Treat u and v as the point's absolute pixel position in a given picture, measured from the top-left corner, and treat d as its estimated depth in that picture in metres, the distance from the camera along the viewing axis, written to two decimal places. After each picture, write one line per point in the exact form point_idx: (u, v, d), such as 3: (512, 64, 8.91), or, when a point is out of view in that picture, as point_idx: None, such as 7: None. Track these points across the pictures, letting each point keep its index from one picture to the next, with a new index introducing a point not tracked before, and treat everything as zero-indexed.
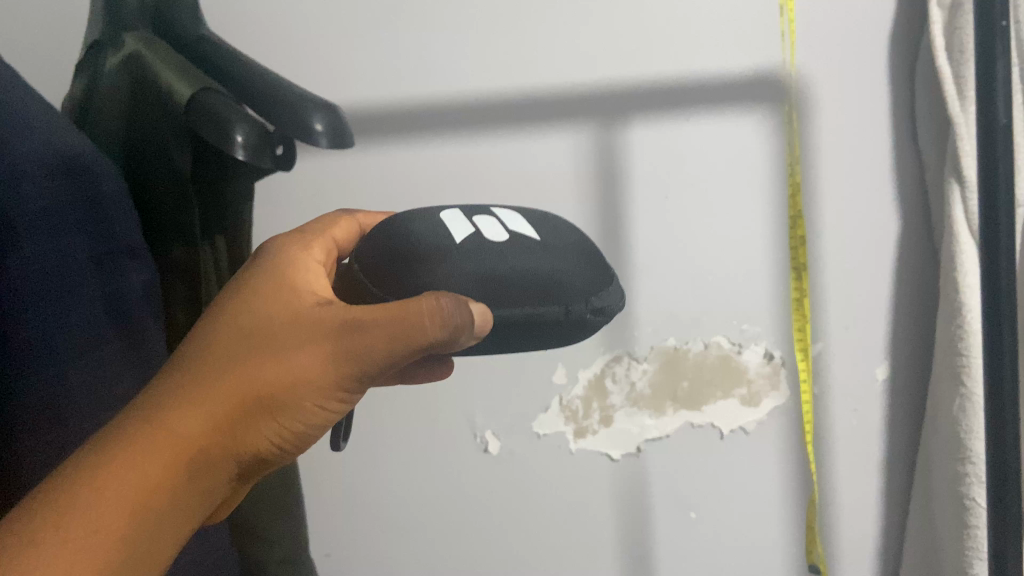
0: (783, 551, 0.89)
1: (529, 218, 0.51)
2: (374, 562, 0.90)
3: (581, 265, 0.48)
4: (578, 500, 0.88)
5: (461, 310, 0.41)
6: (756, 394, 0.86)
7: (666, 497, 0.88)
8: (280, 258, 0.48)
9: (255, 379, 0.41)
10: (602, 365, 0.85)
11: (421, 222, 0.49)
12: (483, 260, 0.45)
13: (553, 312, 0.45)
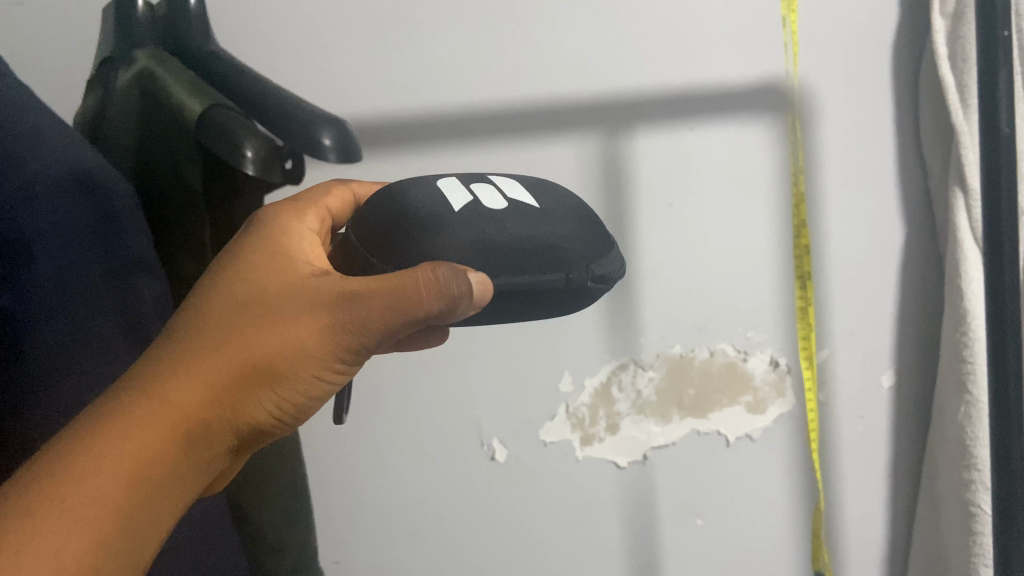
0: (790, 555, 0.90)
1: (524, 184, 0.52)
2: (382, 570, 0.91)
3: (579, 232, 0.48)
4: (586, 507, 0.88)
5: (461, 281, 0.41)
6: (762, 401, 0.86)
7: (673, 502, 0.88)
8: (274, 225, 0.48)
9: (252, 351, 0.41)
10: (608, 372, 0.85)
11: (417, 189, 0.50)
12: (483, 227, 0.46)
13: (555, 279, 0.45)
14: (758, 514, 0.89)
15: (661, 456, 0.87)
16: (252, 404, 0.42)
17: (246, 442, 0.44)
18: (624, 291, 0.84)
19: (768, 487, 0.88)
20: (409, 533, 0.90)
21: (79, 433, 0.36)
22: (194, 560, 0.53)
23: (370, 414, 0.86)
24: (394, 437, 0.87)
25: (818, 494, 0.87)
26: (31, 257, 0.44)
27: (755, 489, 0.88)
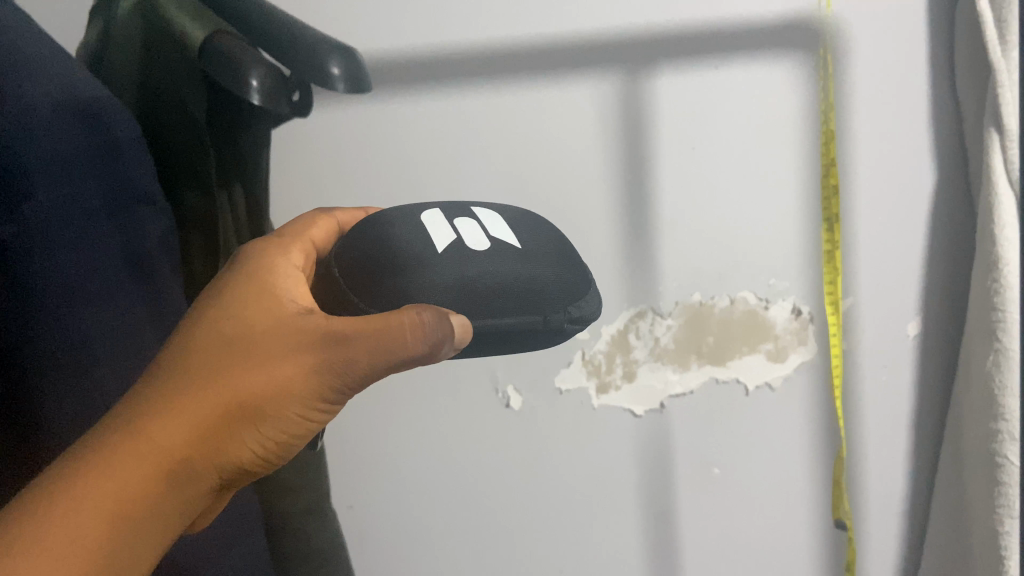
0: (810, 505, 0.89)
1: (504, 219, 0.52)
2: (395, 517, 0.89)
3: (558, 272, 0.49)
4: (603, 456, 0.87)
5: (443, 330, 0.42)
6: (782, 350, 0.84)
7: (689, 452, 0.87)
8: (256, 261, 0.47)
9: (239, 387, 0.42)
10: (625, 320, 0.83)
11: (402, 224, 0.49)
12: (469, 267, 0.46)
13: (534, 322, 0.47)
14: (777, 465, 0.88)
15: (678, 406, 0.86)
16: (236, 443, 0.42)
17: (232, 481, 0.44)
18: (645, 238, 0.81)
19: (788, 437, 0.87)
20: (421, 481, 0.88)
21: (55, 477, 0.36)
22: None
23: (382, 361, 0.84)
24: (408, 384, 0.85)
25: (840, 444, 0.86)
26: (31, 192, 0.42)
27: (775, 440, 0.87)
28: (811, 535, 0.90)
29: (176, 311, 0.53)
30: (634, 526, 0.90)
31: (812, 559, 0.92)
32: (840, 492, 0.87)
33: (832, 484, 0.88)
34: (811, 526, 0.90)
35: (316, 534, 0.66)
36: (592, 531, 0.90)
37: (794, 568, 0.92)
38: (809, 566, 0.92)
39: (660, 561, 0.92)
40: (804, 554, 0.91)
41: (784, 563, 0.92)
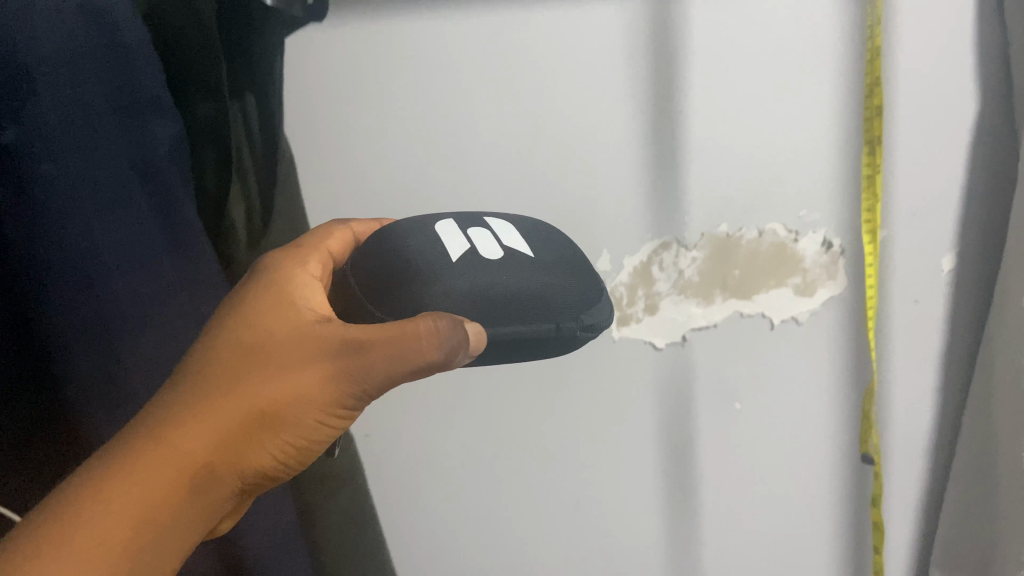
0: (832, 439, 0.88)
1: (517, 228, 0.54)
2: (410, 451, 0.85)
3: (570, 280, 0.51)
4: (622, 389, 0.85)
5: (455, 335, 0.44)
6: (811, 283, 0.82)
7: (712, 386, 0.85)
8: (277, 274, 0.51)
9: (259, 395, 0.44)
10: (649, 252, 0.80)
11: (418, 235, 0.52)
12: (485, 277, 0.48)
13: (547, 329, 0.48)
14: (798, 400, 0.86)
15: (700, 338, 0.84)
16: (258, 449, 0.45)
17: (255, 488, 0.47)
18: (672, 166, 0.77)
19: (811, 370, 0.85)
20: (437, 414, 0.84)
21: (87, 481, 0.40)
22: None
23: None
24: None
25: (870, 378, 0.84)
26: (33, 91, 0.40)
27: (799, 373, 0.85)
28: (830, 469, 0.90)
29: (192, 233, 0.49)
30: (653, 459, 0.88)
31: (831, 493, 0.91)
32: (868, 423, 0.85)
33: (861, 417, 0.86)
34: (830, 460, 0.89)
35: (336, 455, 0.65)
36: (611, 465, 0.89)
37: (812, 501, 0.91)
38: (826, 501, 0.91)
39: (677, 494, 0.91)
40: (822, 488, 0.91)
41: (804, 497, 0.91)
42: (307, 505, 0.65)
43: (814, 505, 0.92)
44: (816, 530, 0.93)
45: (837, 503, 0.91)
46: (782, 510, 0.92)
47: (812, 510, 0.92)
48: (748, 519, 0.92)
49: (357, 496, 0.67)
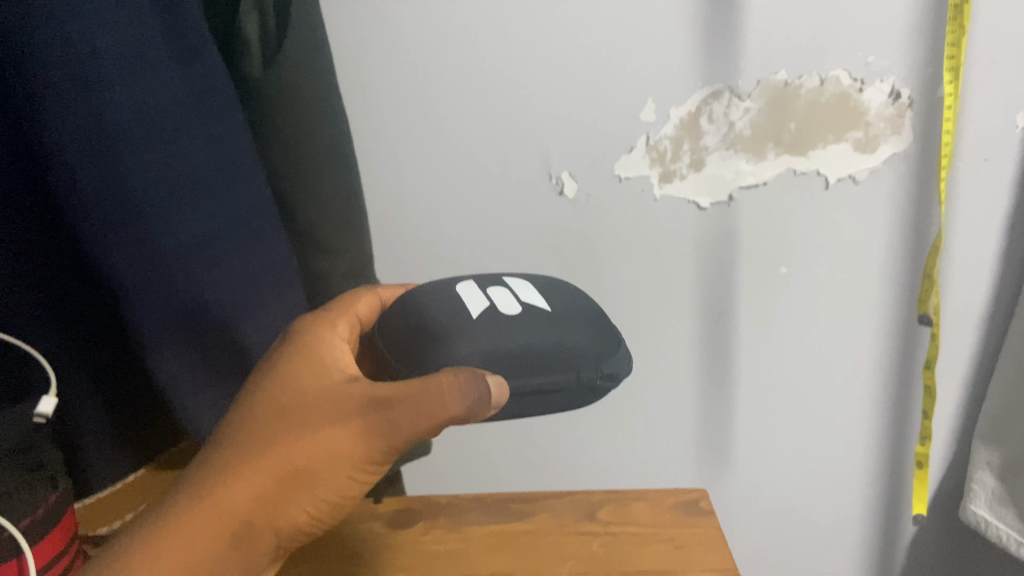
0: (888, 317, 0.78)
1: (535, 288, 0.48)
2: None
3: (589, 331, 0.45)
4: (660, 253, 0.76)
5: (477, 388, 0.39)
6: (873, 139, 0.71)
7: (757, 252, 0.76)
8: (298, 334, 0.45)
9: (290, 463, 0.40)
10: (698, 101, 0.69)
11: (440, 301, 0.47)
12: (506, 332, 0.43)
13: (566, 379, 0.43)
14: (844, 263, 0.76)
15: (748, 199, 0.74)
16: (293, 508, 0.41)
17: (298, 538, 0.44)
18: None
19: (865, 232, 0.75)
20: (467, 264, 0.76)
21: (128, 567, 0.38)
22: (233, 251, 0.45)
23: (412, 133, 0.70)
24: (441, 162, 0.71)
25: (935, 232, 0.73)
26: None
27: (853, 232, 0.75)
28: (878, 350, 0.79)
29: (200, 35, 0.44)
30: (685, 328, 0.79)
31: (878, 374, 0.80)
32: (931, 283, 0.74)
33: (920, 278, 0.76)
34: (880, 340, 0.79)
35: None
36: (645, 332, 0.79)
37: (856, 385, 0.81)
38: (869, 386, 0.81)
39: (711, 369, 0.81)
40: (867, 370, 0.80)
41: (846, 379, 0.81)
42: None
43: (858, 390, 0.81)
44: (861, 421, 0.82)
45: (884, 387, 0.81)
46: (825, 393, 0.81)
47: (857, 396, 0.81)
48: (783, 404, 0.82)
49: None
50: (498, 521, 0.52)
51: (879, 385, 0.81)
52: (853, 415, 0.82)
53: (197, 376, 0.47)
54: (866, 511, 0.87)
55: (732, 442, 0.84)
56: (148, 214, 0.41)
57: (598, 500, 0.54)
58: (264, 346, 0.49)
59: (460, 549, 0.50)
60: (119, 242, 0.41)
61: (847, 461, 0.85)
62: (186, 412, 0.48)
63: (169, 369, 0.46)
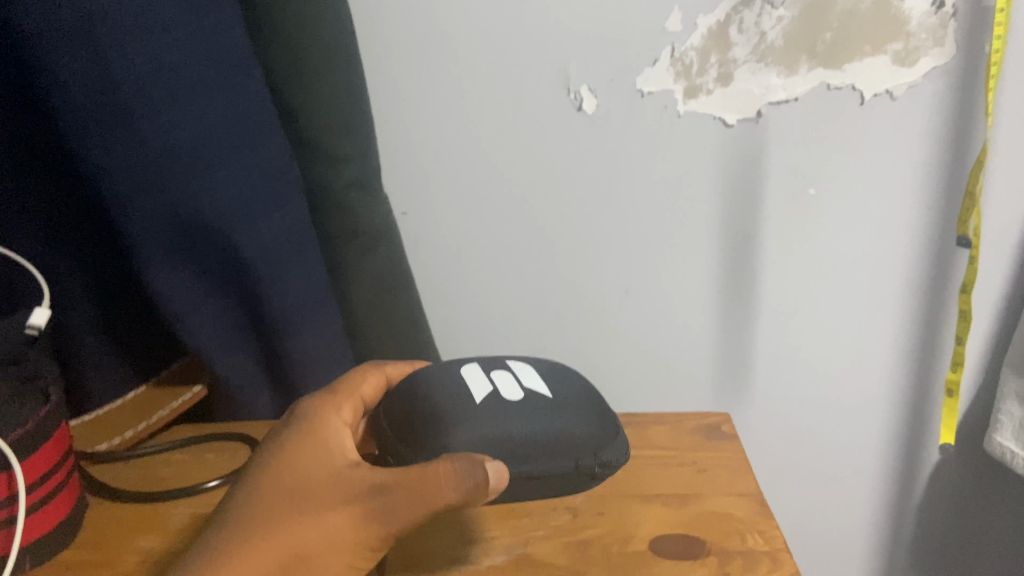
0: (940, 263, 0.67)
1: (540, 375, 0.44)
2: (459, 240, 0.70)
3: (588, 418, 0.42)
4: (682, 181, 0.67)
5: (471, 478, 0.35)
6: (913, 52, 0.61)
7: (783, 178, 0.66)
8: (299, 419, 0.40)
9: (281, 548, 0.35)
10: (729, 7, 0.61)
11: (440, 384, 0.43)
12: (508, 421, 0.40)
13: (564, 467, 0.39)
14: (882, 172, 0.65)
15: (779, 118, 0.64)
16: None
17: None
18: None
19: (904, 143, 0.64)
20: (479, 195, 0.68)
21: None
22: (229, 150, 0.43)
23: (419, 49, 0.63)
24: (449, 81, 0.64)
25: (981, 140, 0.62)
26: None
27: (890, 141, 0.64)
28: (909, 271, 0.68)
29: None
30: (704, 252, 0.69)
31: (912, 303, 0.69)
32: (971, 200, 0.61)
33: (959, 191, 0.64)
34: (909, 258, 0.68)
35: (366, 211, 0.50)
36: (656, 248, 0.69)
37: (880, 312, 0.70)
38: (901, 312, 0.69)
39: (731, 297, 0.71)
40: (895, 294, 0.69)
41: (873, 305, 0.70)
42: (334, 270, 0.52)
43: (884, 317, 0.70)
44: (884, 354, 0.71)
45: (916, 312, 0.69)
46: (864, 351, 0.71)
47: (884, 324, 0.70)
48: (804, 336, 0.71)
49: (395, 260, 0.53)
50: None
51: (912, 309, 0.69)
52: (879, 347, 0.71)
53: (196, 288, 0.45)
54: (894, 464, 0.76)
55: (751, 380, 0.74)
56: (130, 102, 0.40)
57: (617, 424, 0.48)
58: (268, 258, 0.45)
59: None
60: (105, 129, 0.40)
61: (868, 398, 0.73)
62: (187, 326, 0.46)
63: (167, 277, 0.44)
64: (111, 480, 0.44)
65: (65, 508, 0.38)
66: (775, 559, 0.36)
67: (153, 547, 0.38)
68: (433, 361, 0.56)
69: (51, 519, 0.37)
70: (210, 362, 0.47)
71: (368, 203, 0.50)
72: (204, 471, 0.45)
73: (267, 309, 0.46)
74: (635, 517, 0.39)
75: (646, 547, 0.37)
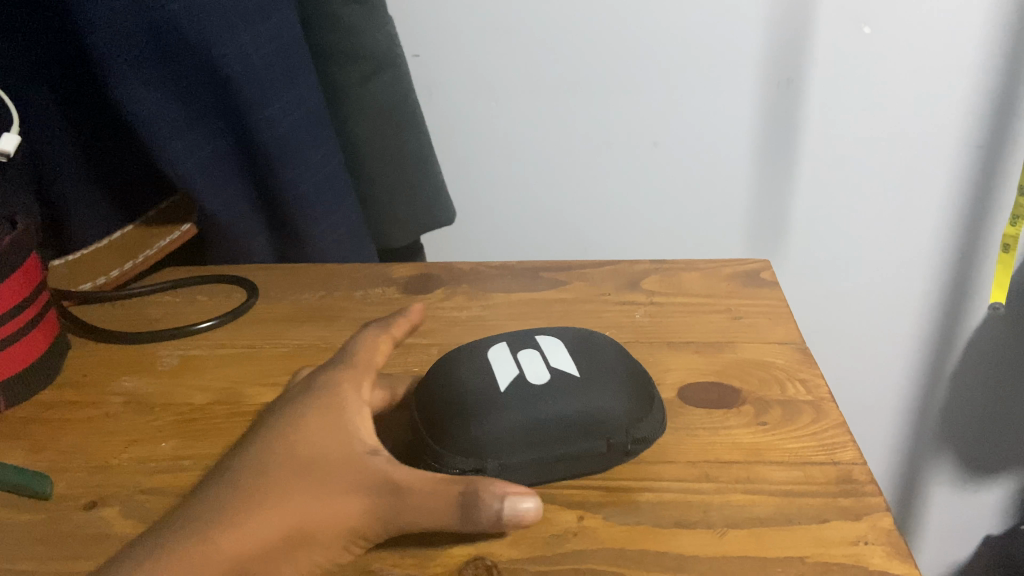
0: (1002, 117, 0.60)
1: (572, 340, 0.31)
2: (472, 83, 0.62)
3: (623, 395, 0.29)
4: (719, 16, 0.58)
5: (489, 509, 0.25)
6: None
7: (834, 16, 0.57)
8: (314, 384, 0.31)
9: (268, 532, 0.26)
10: None
11: (443, 364, 0.31)
12: (523, 406, 0.28)
13: (589, 449, 0.28)
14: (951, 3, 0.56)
15: None
16: None
17: None
18: None
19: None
20: (494, 30, 0.59)
21: None
22: None
23: None
24: None
25: None
26: None
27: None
28: (968, 119, 0.61)
29: None
30: (743, 98, 0.61)
31: (968, 154, 0.62)
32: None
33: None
34: (969, 105, 0.60)
35: (367, 29, 0.45)
36: (689, 92, 0.61)
37: (933, 164, 0.63)
38: (953, 163, 0.63)
39: (771, 151, 0.63)
40: (953, 145, 0.62)
41: (926, 157, 0.63)
42: (333, 98, 0.47)
43: (936, 169, 0.63)
44: (932, 210, 0.65)
45: (972, 164, 0.62)
46: (912, 209, 0.65)
47: (936, 177, 0.64)
48: (848, 191, 0.65)
49: (401, 88, 0.48)
50: (529, 290, 0.43)
51: (966, 161, 0.62)
52: (927, 202, 0.65)
53: (176, 108, 0.40)
54: (931, 326, 0.71)
55: (787, 239, 0.68)
56: None
57: (645, 270, 0.44)
58: (253, 76, 0.40)
59: (486, 315, 0.40)
60: None
61: (912, 257, 0.68)
62: (166, 154, 0.40)
63: (141, 93, 0.39)
64: (96, 321, 0.41)
65: (40, 347, 0.35)
66: (819, 408, 0.32)
67: (137, 388, 0.36)
68: (448, 203, 0.52)
69: (26, 356, 0.35)
70: (195, 195, 0.42)
71: (365, 14, 0.45)
72: (195, 313, 0.42)
73: (259, 133, 0.42)
74: (665, 363, 0.35)
75: (675, 396, 0.33)
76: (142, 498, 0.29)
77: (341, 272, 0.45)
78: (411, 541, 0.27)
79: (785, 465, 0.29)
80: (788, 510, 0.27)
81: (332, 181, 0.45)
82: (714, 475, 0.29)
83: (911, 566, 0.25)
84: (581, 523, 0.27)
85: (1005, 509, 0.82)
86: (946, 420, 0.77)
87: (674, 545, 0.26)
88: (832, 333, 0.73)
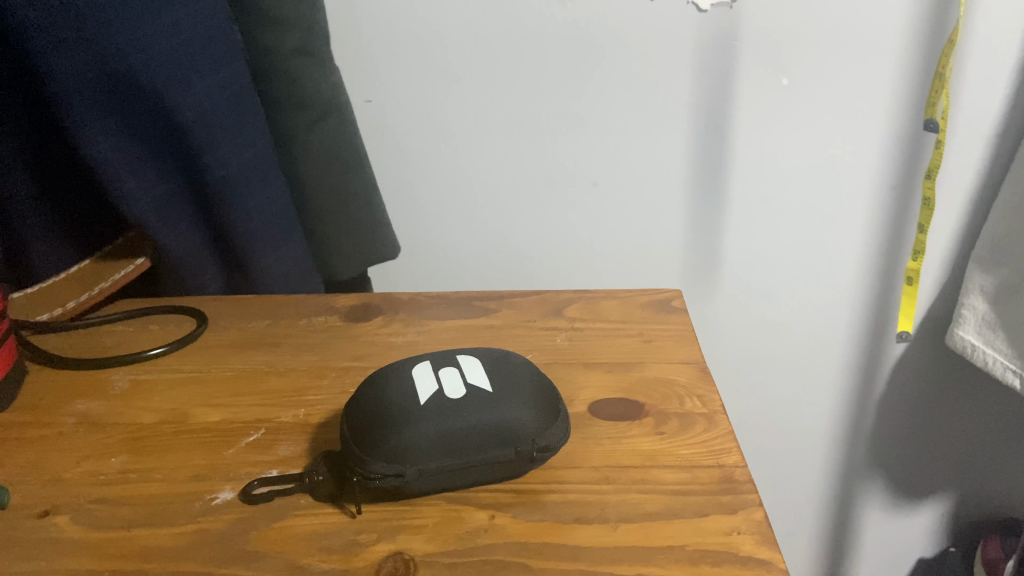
0: (903, 158, 0.65)
1: (488, 360, 0.35)
2: (421, 128, 0.66)
3: (529, 408, 0.33)
4: (648, 68, 0.63)
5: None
6: None
7: (753, 69, 0.62)
8: (180, 442, 0.36)
9: (161, 548, 0.30)
10: None
11: (372, 381, 0.34)
12: (441, 418, 0.31)
13: (500, 456, 0.31)
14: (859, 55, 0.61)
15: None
16: None
17: None
18: None
19: (884, 26, 0.60)
20: (440, 79, 0.64)
21: None
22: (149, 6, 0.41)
23: None
24: None
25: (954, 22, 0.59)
26: None
27: (871, 23, 0.60)
28: (878, 163, 0.66)
29: None
30: (673, 144, 0.66)
31: (880, 194, 0.67)
32: (941, 82, 0.61)
33: (931, 77, 0.62)
34: (878, 150, 0.65)
35: (313, 80, 0.49)
36: (623, 137, 0.66)
37: (850, 203, 0.68)
38: (867, 203, 0.68)
39: (702, 190, 0.68)
40: (866, 185, 0.67)
41: (844, 196, 0.68)
42: (283, 141, 0.51)
43: (853, 208, 0.68)
44: (851, 247, 0.70)
45: (883, 203, 0.68)
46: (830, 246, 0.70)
47: (853, 215, 0.69)
48: (773, 228, 0.70)
49: (346, 133, 0.52)
50: (462, 318, 0.46)
51: (878, 201, 0.68)
52: (846, 239, 0.70)
53: (132, 154, 0.43)
54: (855, 355, 0.76)
55: (718, 274, 0.72)
56: None
57: (568, 300, 0.48)
58: (203, 122, 0.44)
59: (419, 340, 0.44)
60: None
61: (835, 291, 0.73)
62: (123, 193, 0.43)
63: (101, 139, 0.42)
64: (53, 347, 0.44)
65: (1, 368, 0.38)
66: (711, 419, 0.36)
67: (90, 410, 0.38)
68: (390, 239, 0.56)
69: None
70: (149, 232, 0.45)
71: (313, 63, 0.49)
72: (147, 340, 0.45)
73: (209, 176, 0.45)
74: (579, 381, 0.39)
75: (586, 410, 0.37)
76: (91, 506, 0.32)
77: (288, 302, 0.48)
78: (335, 543, 0.30)
79: (676, 468, 0.33)
80: (674, 506, 0.31)
81: (277, 219, 0.49)
82: (612, 477, 0.32)
83: (776, 551, 0.29)
84: (492, 520, 0.30)
85: (935, 531, 0.87)
86: (874, 445, 0.82)
87: (573, 538, 0.29)
88: (763, 364, 0.77)
